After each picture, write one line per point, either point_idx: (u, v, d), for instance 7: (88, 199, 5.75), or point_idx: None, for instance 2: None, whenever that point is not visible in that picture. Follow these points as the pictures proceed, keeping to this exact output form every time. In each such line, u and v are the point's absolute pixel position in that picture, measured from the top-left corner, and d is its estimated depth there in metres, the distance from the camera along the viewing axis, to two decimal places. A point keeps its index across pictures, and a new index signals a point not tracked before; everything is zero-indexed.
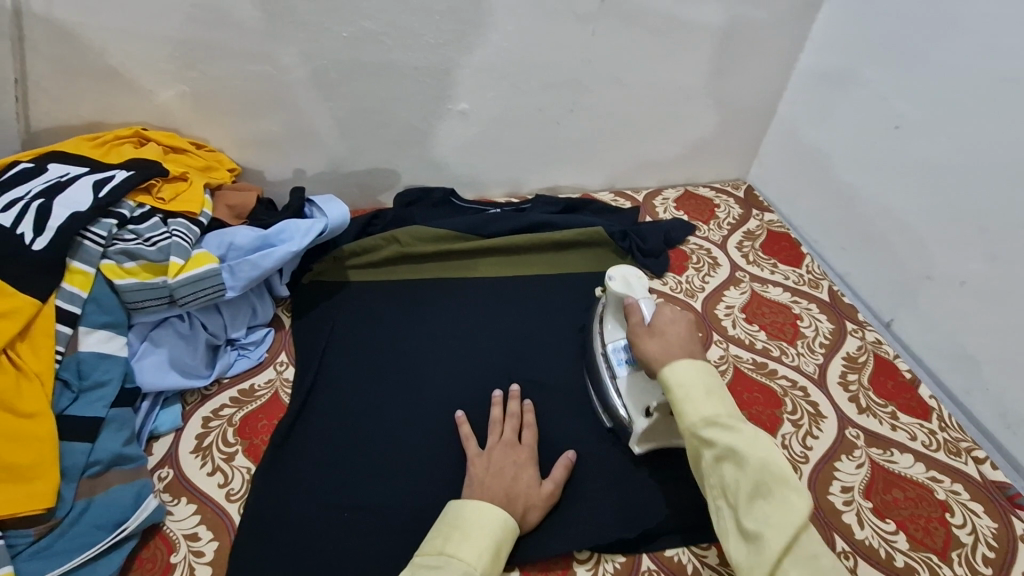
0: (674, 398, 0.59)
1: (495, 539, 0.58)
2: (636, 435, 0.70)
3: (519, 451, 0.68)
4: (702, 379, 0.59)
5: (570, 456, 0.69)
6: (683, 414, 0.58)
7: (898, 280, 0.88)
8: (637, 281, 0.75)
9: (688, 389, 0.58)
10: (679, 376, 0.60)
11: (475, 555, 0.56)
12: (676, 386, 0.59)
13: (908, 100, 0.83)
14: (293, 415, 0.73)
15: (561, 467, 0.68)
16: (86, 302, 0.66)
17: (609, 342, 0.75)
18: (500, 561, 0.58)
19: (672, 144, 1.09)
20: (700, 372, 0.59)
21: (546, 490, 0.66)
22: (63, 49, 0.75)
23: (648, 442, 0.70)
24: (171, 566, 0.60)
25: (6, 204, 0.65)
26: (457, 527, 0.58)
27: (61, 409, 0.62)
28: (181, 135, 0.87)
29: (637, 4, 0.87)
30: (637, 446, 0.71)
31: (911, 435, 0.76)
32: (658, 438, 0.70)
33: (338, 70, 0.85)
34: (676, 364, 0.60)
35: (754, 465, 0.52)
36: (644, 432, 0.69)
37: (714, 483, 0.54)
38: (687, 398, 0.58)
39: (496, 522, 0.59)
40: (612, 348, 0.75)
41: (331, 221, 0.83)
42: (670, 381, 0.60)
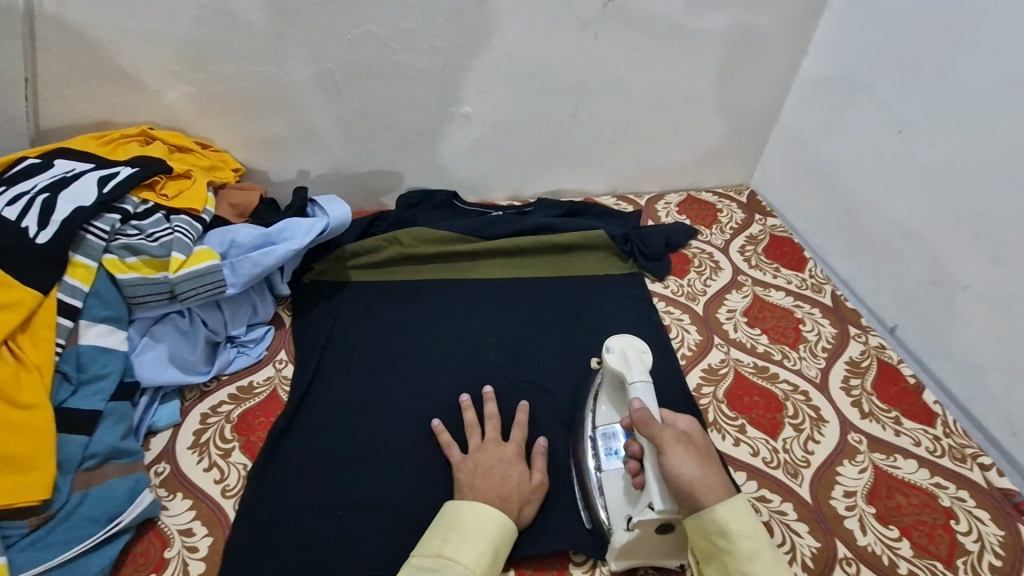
0: (733, 553, 0.53)
1: (492, 542, 0.57)
2: (613, 549, 0.61)
3: (506, 449, 0.68)
4: (762, 529, 0.54)
5: (544, 443, 0.69)
6: (748, 574, 0.52)
7: (903, 285, 0.88)
8: (636, 358, 0.68)
9: (754, 543, 0.53)
10: (738, 526, 0.53)
11: (473, 559, 0.55)
12: (739, 535, 0.53)
13: (913, 105, 0.82)
14: (290, 414, 0.73)
15: (539, 456, 0.68)
16: (88, 296, 0.66)
17: (601, 424, 0.70)
18: (497, 565, 0.57)
19: (675, 149, 1.09)
20: (753, 520, 0.54)
21: (535, 482, 0.65)
22: (72, 49, 0.76)
23: (627, 558, 0.62)
24: (164, 560, 0.60)
25: (12, 198, 0.66)
26: (455, 530, 0.57)
27: (60, 401, 0.62)
28: (187, 135, 0.88)
29: (639, 9, 0.88)
30: (613, 561, 0.62)
31: (914, 441, 0.75)
32: (638, 554, 0.62)
33: (342, 71, 0.86)
34: (734, 504, 0.55)
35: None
36: (624, 547, 0.61)
37: None
38: (753, 554, 0.53)
39: (495, 523, 0.58)
40: (604, 433, 0.69)
41: (333, 220, 0.84)
42: (733, 527, 0.53)
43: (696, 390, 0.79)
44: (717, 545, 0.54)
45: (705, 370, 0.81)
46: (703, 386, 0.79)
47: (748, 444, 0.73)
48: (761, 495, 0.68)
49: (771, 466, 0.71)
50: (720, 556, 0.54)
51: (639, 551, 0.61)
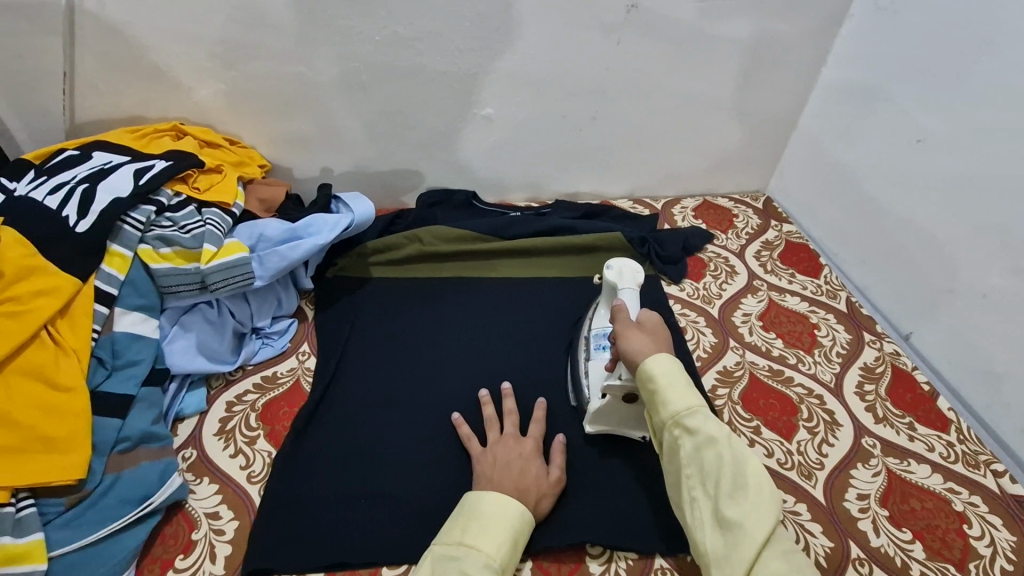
0: (655, 387, 0.58)
1: (512, 530, 0.58)
2: (588, 413, 0.72)
3: (524, 444, 0.69)
4: (681, 369, 0.59)
5: (563, 441, 0.70)
6: (666, 403, 0.57)
7: (918, 293, 0.88)
8: (630, 275, 0.74)
9: (671, 379, 0.58)
10: (659, 367, 0.59)
11: (494, 547, 0.56)
12: (659, 374, 0.58)
13: (932, 115, 0.83)
14: (313, 404, 0.75)
15: (558, 453, 0.69)
16: (123, 284, 0.68)
17: (595, 327, 0.76)
18: (517, 553, 0.58)
19: (692, 155, 1.10)
20: (676, 362, 0.59)
21: (551, 477, 0.67)
22: (110, 46, 0.79)
23: (599, 423, 0.72)
24: (192, 542, 0.62)
25: (54, 187, 0.68)
26: (475, 519, 0.58)
27: (96, 384, 0.64)
28: (216, 131, 0.90)
29: (661, 16, 0.89)
30: (588, 425, 0.73)
31: (929, 446, 0.76)
32: (609, 422, 0.72)
33: (369, 72, 0.88)
34: (660, 355, 0.60)
35: (732, 459, 0.53)
36: (596, 413, 0.71)
37: (692, 473, 0.55)
38: (670, 387, 0.58)
39: (513, 513, 0.59)
40: (595, 333, 0.76)
41: (357, 216, 0.85)
42: (653, 368, 0.59)
43: (711, 390, 0.80)
44: (645, 387, 0.59)
45: (721, 373, 0.82)
46: (718, 387, 0.80)
47: (763, 446, 0.74)
48: None
49: (785, 467, 0.72)
50: (647, 396, 0.59)
51: (609, 419, 0.71)
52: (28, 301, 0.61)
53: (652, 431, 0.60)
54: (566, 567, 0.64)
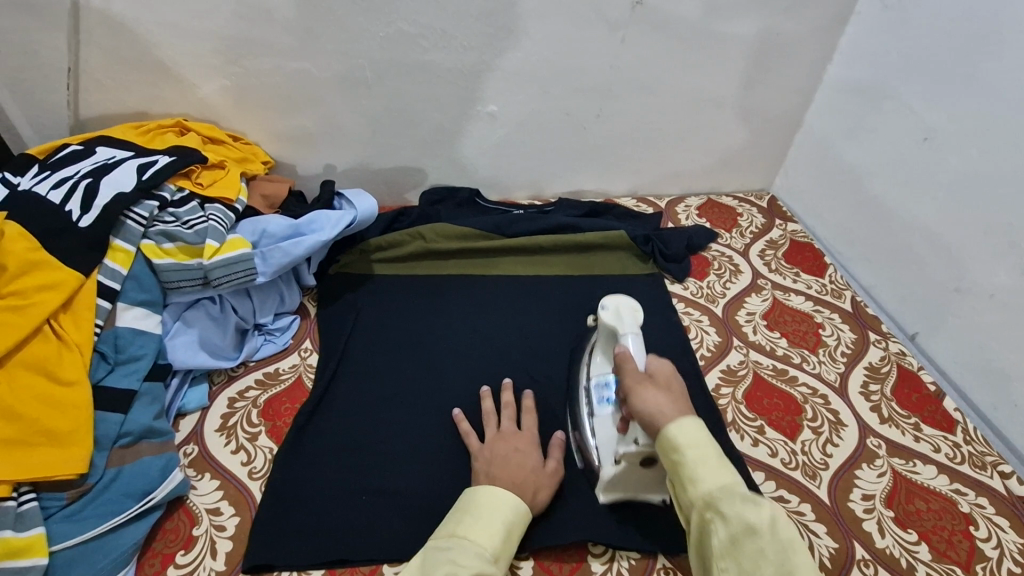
0: (683, 463, 0.53)
1: (505, 520, 0.57)
2: (602, 482, 0.66)
3: (521, 438, 0.69)
4: (712, 441, 0.54)
5: (561, 436, 0.70)
6: (696, 481, 0.52)
7: (925, 292, 0.88)
8: (629, 314, 0.70)
9: (701, 453, 0.53)
10: (688, 438, 0.54)
11: (487, 537, 0.56)
12: (687, 446, 0.53)
13: (940, 113, 0.83)
14: (315, 401, 0.74)
15: (557, 447, 0.69)
16: (126, 279, 0.68)
17: (595, 378, 0.73)
18: (511, 546, 0.57)
19: (696, 153, 1.09)
20: (707, 434, 0.54)
21: (548, 469, 0.67)
22: (114, 41, 0.79)
23: (614, 491, 0.67)
24: (193, 538, 0.62)
25: (57, 182, 0.68)
26: (468, 512, 0.58)
27: (98, 379, 0.64)
28: (220, 127, 0.90)
29: (666, 12, 0.89)
30: (602, 494, 0.67)
31: (935, 447, 0.75)
32: (625, 488, 0.67)
33: (373, 69, 0.88)
34: (685, 421, 0.54)
35: (774, 554, 0.47)
36: (611, 480, 0.66)
37: (727, 567, 0.48)
38: (700, 462, 0.52)
39: (506, 504, 0.59)
40: (597, 384, 0.73)
41: (360, 213, 0.85)
42: (680, 439, 0.53)
43: (715, 390, 0.79)
44: (673, 461, 0.54)
45: (724, 372, 0.82)
46: (721, 387, 0.80)
47: (767, 445, 0.73)
48: (779, 495, 0.69)
49: (789, 467, 0.71)
50: (675, 471, 0.54)
51: (625, 485, 0.66)
52: (33, 295, 0.61)
53: (682, 511, 0.54)
54: (567, 565, 0.63)
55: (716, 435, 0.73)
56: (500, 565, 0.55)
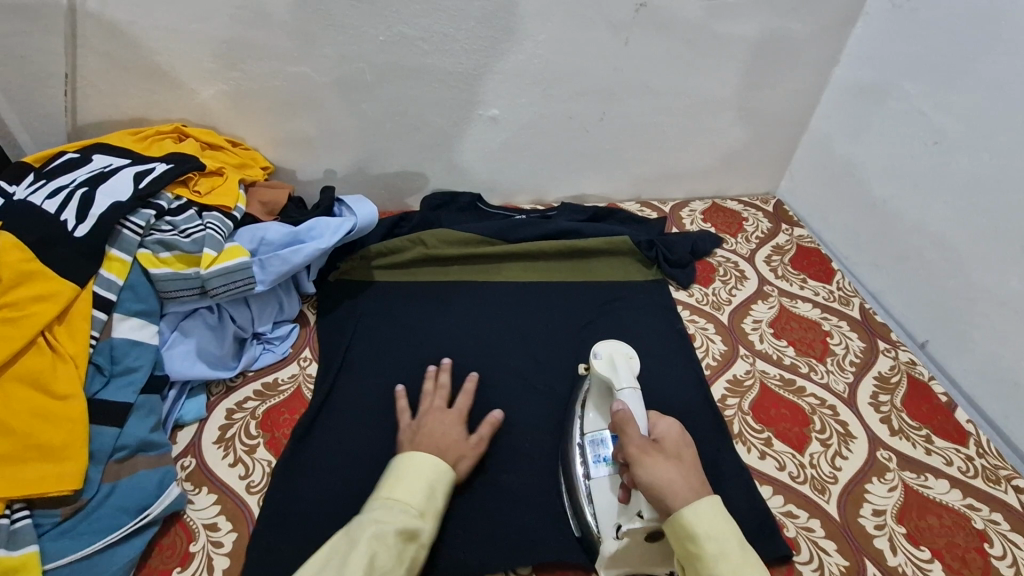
0: (702, 557, 0.52)
1: (427, 476, 0.59)
2: (602, 557, 0.61)
3: (449, 414, 0.69)
4: (730, 531, 0.53)
5: (497, 416, 0.70)
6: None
7: (935, 300, 0.86)
8: (623, 362, 0.69)
9: (722, 546, 0.52)
10: (707, 528, 0.53)
11: (410, 494, 0.57)
12: (706, 538, 0.52)
13: (951, 116, 0.81)
14: (314, 412, 0.73)
15: (487, 424, 0.69)
16: (122, 289, 0.67)
17: (589, 433, 0.69)
18: (439, 498, 0.59)
19: (700, 156, 1.08)
20: (725, 524, 0.53)
21: (472, 442, 0.67)
22: (111, 46, 0.78)
23: (616, 567, 0.62)
24: (190, 554, 0.60)
25: (53, 191, 0.67)
26: (391, 476, 0.59)
27: (93, 392, 0.63)
28: (219, 132, 0.89)
29: (671, 14, 0.87)
30: (603, 571, 0.62)
31: (947, 460, 0.74)
32: (628, 563, 0.62)
33: (373, 72, 0.86)
34: (700, 504, 0.54)
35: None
36: (612, 556, 0.61)
37: None
38: (720, 557, 0.52)
39: (426, 462, 0.60)
40: (592, 440, 0.68)
41: (360, 220, 0.84)
42: (699, 530, 0.53)
43: (721, 400, 0.78)
44: (688, 551, 0.53)
45: (731, 381, 0.80)
46: (727, 397, 0.78)
47: (774, 458, 0.72)
48: (787, 510, 0.67)
49: (798, 481, 0.70)
50: (691, 562, 0.53)
51: (628, 562, 0.61)
52: (26, 306, 0.60)
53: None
54: None
55: (723, 448, 0.72)
56: (430, 518, 0.57)
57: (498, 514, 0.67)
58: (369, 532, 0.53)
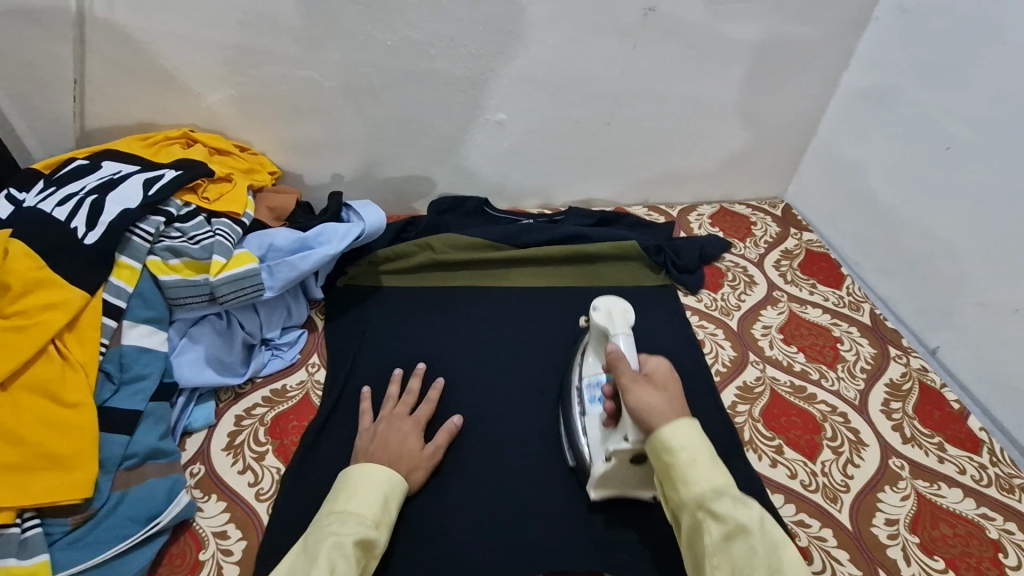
0: (675, 465, 0.53)
1: (382, 488, 0.59)
2: (592, 478, 0.65)
3: (406, 421, 0.69)
4: (704, 442, 0.54)
5: (455, 422, 0.71)
6: (688, 482, 0.53)
7: (946, 305, 0.85)
8: (620, 315, 0.70)
9: (695, 456, 0.53)
10: (682, 440, 0.54)
11: (366, 505, 0.58)
12: (681, 448, 0.54)
13: (961, 121, 0.80)
14: (322, 419, 0.73)
15: (443, 432, 0.69)
16: (131, 296, 0.67)
17: (587, 377, 0.72)
18: (392, 510, 0.60)
19: (708, 160, 1.07)
20: (699, 436, 0.54)
21: (426, 451, 0.67)
22: (120, 52, 0.78)
23: (605, 487, 0.66)
24: (199, 563, 0.60)
25: (63, 198, 0.67)
26: (343, 489, 0.59)
27: (102, 401, 0.63)
28: (227, 137, 0.89)
29: (679, 19, 0.87)
30: (592, 491, 0.66)
31: (960, 468, 0.73)
32: (614, 485, 0.66)
33: (380, 77, 0.86)
34: (678, 421, 0.55)
35: (765, 552, 0.48)
36: (600, 478, 0.65)
37: (718, 565, 0.50)
38: (693, 465, 0.53)
39: (380, 473, 0.60)
40: (589, 382, 0.71)
41: (368, 225, 0.84)
42: (674, 442, 0.54)
43: (731, 407, 0.78)
44: (663, 461, 0.55)
45: (741, 388, 0.80)
46: (738, 404, 0.78)
47: (785, 466, 0.72)
48: (799, 519, 0.67)
49: (809, 489, 0.69)
50: (666, 473, 0.55)
51: (615, 483, 0.65)
52: (36, 314, 0.60)
53: (673, 513, 0.55)
54: None
55: (735, 456, 0.72)
56: (384, 528, 0.58)
57: (509, 523, 0.66)
58: (327, 543, 0.53)
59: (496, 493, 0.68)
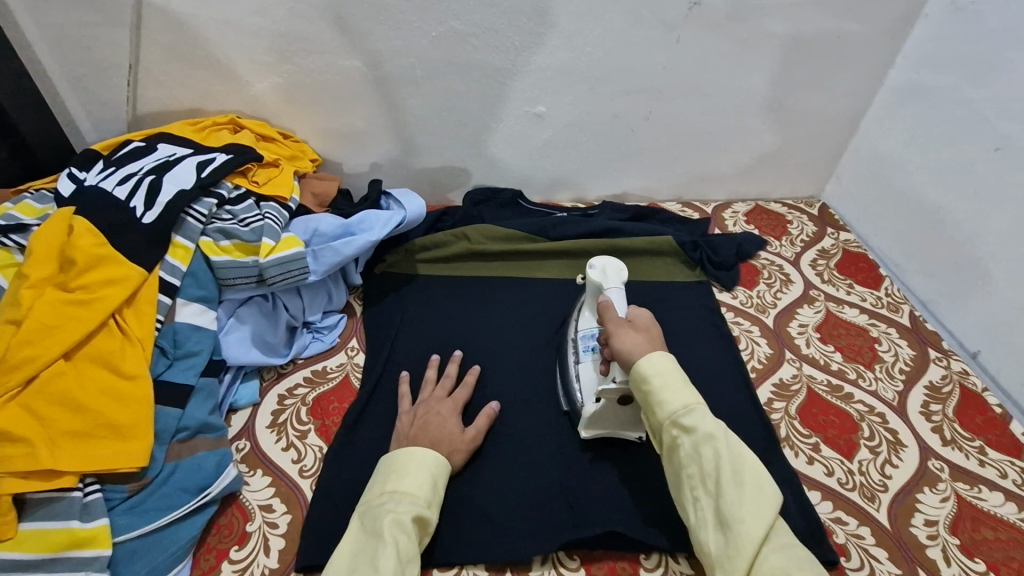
0: (649, 388, 0.59)
1: (431, 470, 0.61)
2: (583, 418, 0.69)
3: (445, 403, 0.71)
4: (677, 368, 0.60)
5: (494, 407, 0.72)
6: (663, 403, 0.58)
7: (990, 309, 0.84)
8: (615, 274, 0.70)
9: (667, 376, 0.59)
10: (656, 366, 0.59)
11: (418, 486, 0.59)
12: (655, 374, 0.59)
13: (1013, 121, 0.78)
14: (362, 401, 0.74)
15: (483, 416, 0.71)
16: (185, 275, 0.70)
17: (582, 330, 0.73)
18: (440, 491, 0.61)
19: (745, 157, 1.07)
20: (670, 362, 0.60)
21: (469, 435, 0.69)
22: (173, 39, 0.80)
23: (596, 428, 0.70)
24: (247, 534, 0.62)
25: (122, 178, 0.70)
26: (394, 470, 0.60)
27: (158, 373, 0.65)
28: (271, 124, 0.91)
29: (724, 13, 0.86)
30: (583, 430, 0.70)
31: (1001, 473, 0.72)
32: (605, 425, 0.70)
33: (423, 68, 0.87)
34: (652, 354, 0.60)
35: (734, 457, 0.55)
36: (592, 418, 0.68)
37: (692, 473, 0.56)
38: (666, 387, 0.58)
39: (428, 456, 0.61)
40: (583, 334, 0.73)
41: (408, 213, 0.85)
42: (647, 370, 0.59)
43: (767, 404, 0.78)
44: (639, 386, 0.60)
45: (777, 385, 0.80)
46: (774, 401, 0.78)
47: (822, 464, 0.72)
48: (836, 516, 0.67)
49: (846, 488, 0.69)
50: (643, 397, 0.60)
51: (606, 423, 0.69)
52: (98, 289, 0.62)
53: (651, 431, 0.61)
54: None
55: (771, 452, 0.72)
56: (435, 508, 0.59)
57: (546, 508, 0.67)
58: (388, 520, 0.55)
59: (533, 478, 0.69)
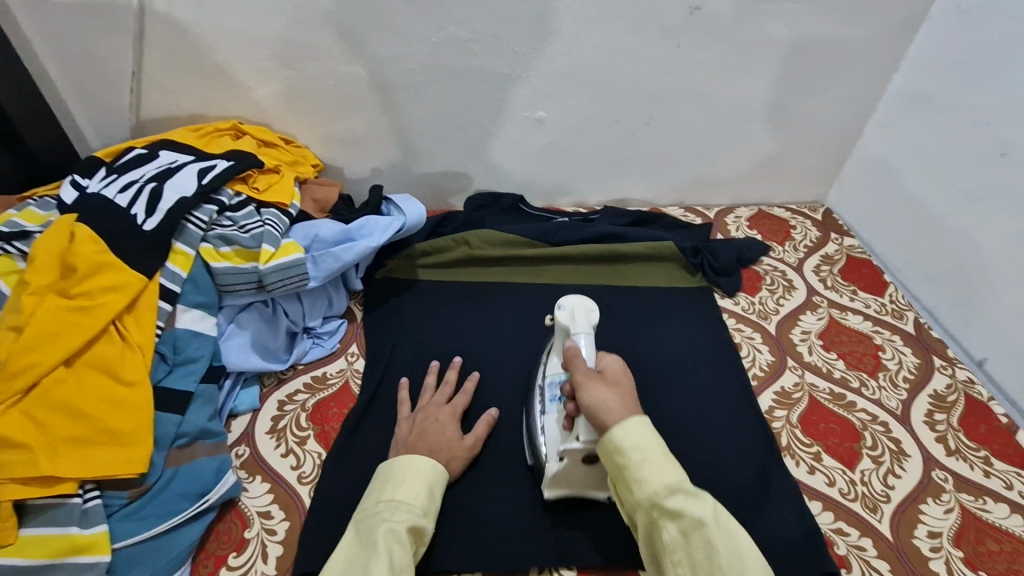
0: (627, 464, 0.54)
1: (427, 478, 0.61)
2: (546, 477, 0.64)
3: (444, 409, 0.71)
4: (655, 439, 0.55)
5: (492, 413, 0.72)
6: (642, 483, 0.53)
7: (995, 317, 0.83)
8: (583, 315, 0.67)
9: (645, 452, 0.54)
10: (633, 439, 0.54)
11: (414, 495, 0.59)
12: (632, 450, 0.54)
13: (1017, 127, 0.78)
14: (362, 407, 0.74)
15: (481, 423, 0.71)
16: (185, 281, 0.70)
17: (548, 376, 0.70)
18: (437, 499, 0.61)
19: (747, 162, 1.06)
20: (648, 434, 0.55)
21: (466, 442, 0.69)
22: (176, 46, 0.80)
23: (559, 487, 0.65)
24: (245, 541, 0.62)
25: (124, 185, 0.71)
26: (392, 478, 0.60)
27: (157, 380, 0.66)
28: (273, 130, 0.91)
29: (725, 18, 0.86)
30: (546, 490, 0.65)
31: (1007, 484, 0.71)
32: (569, 485, 0.65)
33: (423, 74, 0.87)
34: (626, 423, 0.55)
35: (725, 545, 0.50)
36: (555, 477, 0.64)
37: (678, 560, 0.51)
38: (646, 464, 0.53)
39: (426, 465, 0.61)
40: (549, 381, 0.70)
41: (408, 218, 0.85)
42: (626, 444, 0.54)
43: (768, 412, 0.77)
44: (615, 461, 0.55)
45: (778, 393, 0.79)
46: (775, 409, 0.77)
47: (824, 473, 0.71)
48: (837, 527, 0.66)
49: (848, 498, 0.69)
50: (619, 473, 0.55)
51: (569, 483, 0.64)
52: (99, 296, 0.63)
53: (627, 507, 0.56)
54: None
55: (771, 460, 0.71)
56: (432, 517, 0.59)
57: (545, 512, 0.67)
58: (382, 530, 0.55)
59: (531, 486, 0.69)
